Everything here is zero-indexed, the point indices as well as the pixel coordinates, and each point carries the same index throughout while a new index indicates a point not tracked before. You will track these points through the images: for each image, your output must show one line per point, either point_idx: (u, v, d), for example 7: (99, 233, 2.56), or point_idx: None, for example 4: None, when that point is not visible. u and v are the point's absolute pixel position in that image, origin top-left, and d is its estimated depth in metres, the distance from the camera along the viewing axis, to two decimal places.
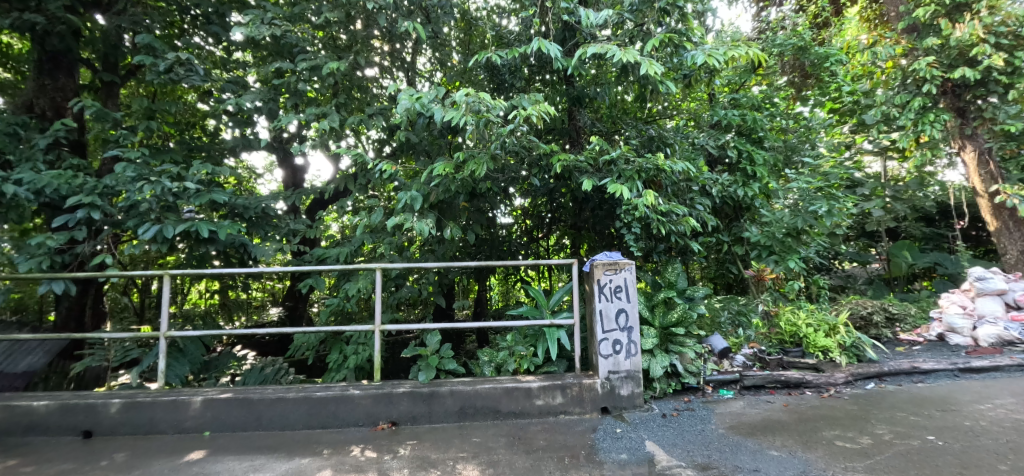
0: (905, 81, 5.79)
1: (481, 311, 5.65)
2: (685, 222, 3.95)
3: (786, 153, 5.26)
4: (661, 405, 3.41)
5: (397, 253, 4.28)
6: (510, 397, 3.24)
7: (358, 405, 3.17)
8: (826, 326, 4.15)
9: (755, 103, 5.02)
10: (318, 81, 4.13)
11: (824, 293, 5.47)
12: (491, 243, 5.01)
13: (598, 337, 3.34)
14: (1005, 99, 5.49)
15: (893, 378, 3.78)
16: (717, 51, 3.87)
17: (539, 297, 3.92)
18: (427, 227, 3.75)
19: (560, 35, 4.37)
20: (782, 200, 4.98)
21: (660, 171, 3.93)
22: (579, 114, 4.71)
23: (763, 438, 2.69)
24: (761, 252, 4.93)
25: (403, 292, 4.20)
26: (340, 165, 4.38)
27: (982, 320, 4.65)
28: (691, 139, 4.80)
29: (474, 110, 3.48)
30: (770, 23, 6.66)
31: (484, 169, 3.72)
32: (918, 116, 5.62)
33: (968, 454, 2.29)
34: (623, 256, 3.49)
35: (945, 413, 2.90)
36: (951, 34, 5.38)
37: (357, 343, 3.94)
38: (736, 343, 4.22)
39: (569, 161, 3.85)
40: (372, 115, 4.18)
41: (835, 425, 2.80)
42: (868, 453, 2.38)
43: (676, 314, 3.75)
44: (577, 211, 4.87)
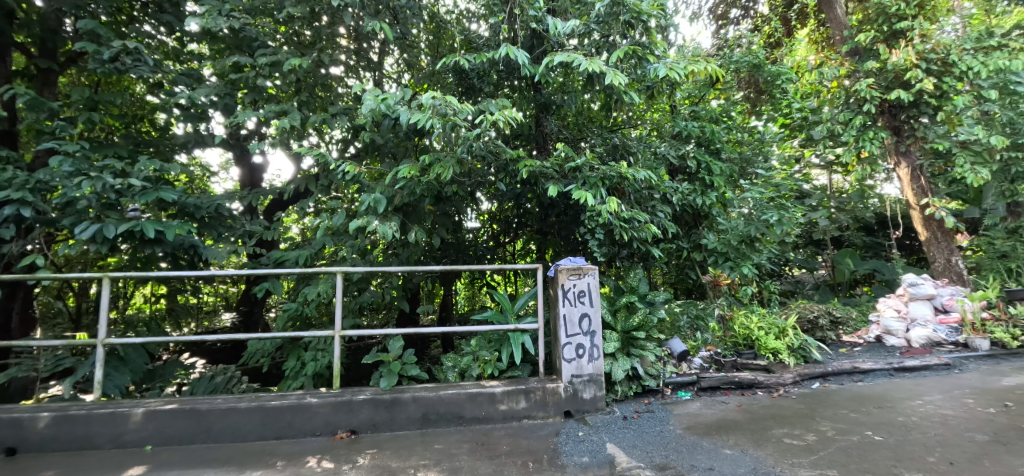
0: (848, 100, 6.22)
1: (447, 315, 5.59)
2: (647, 228, 4.07)
3: (742, 165, 5.49)
4: (622, 408, 3.47)
5: (359, 256, 4.19)
6: (473, 402, 3.22)
7: (316, 414, 3.05)
8: (776, 329, 4.37)
9: (714, 116, 5.23)
10: (279, 78, 3.99)
11: (775, 298, 5.75)
12: (457, 247, 4.97)
13: (562, 341, 3.37)
14: (934, 120, 5.97)
15: (836, 378, 4.01)
16: (678, 65, 4.04)
17: (504, 301, 3.92)
18: (391, 230, 3.68)
19: (529, 42, 4.42)
20: (737, 209, 5.20)
21: (623, 179, 4.03)
22: (546, 121, 4.74)
23: (718, 438, 2.78)
24: (717, 258, 5.13)
25: (366, 296, 4.09)
26: (301, 165, 4.25)
27: (914, 323, 5.02)
28: (653, 149, 4.96)
29: (441, 113, 3.47)
30: (727, 41, 6.98)
31: (451, 172, 3.69)
32: (859, 133, 6.06)
33: (902, 448, 2.45)
34: (587, 261, 3.53)
35: (881, 410, 3.10)
36: (888, 59, 5.85)
37: (316, 349, 3.81)
38: (694, 346, 4.36)
39: (535, 167, 3.88)
40: (335, 115, 4.06)
41: (783, 423, 2.94)
42: (813, 449, 2.50)
43: (638, 318, 3.82)
44: (543, 216, 4.91)
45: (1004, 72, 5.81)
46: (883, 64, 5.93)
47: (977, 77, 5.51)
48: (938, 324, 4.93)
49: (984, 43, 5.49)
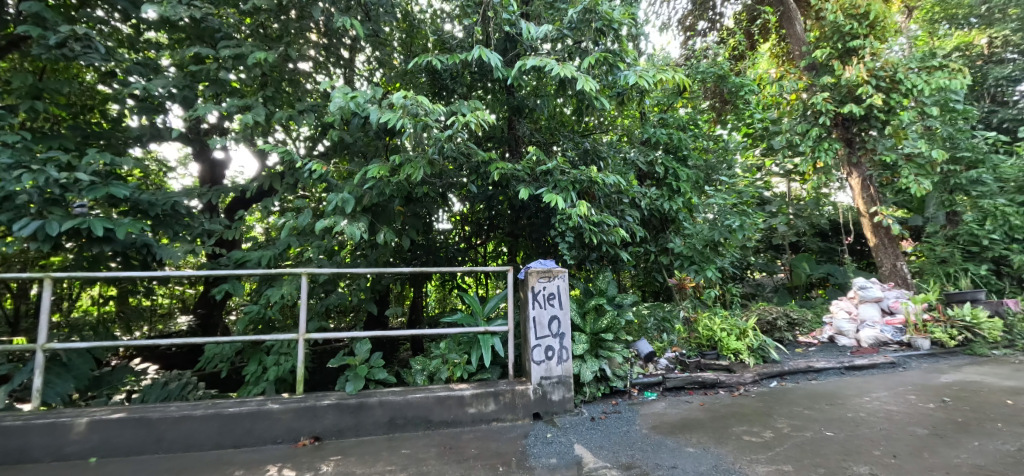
0: (806, 112, 6.55)
1: (417, 318, 5.52)
2: (615, 232, 4.14)
3: (707, 172, 5.66)
4: (590, 409, 3.52)
5: (326, 257, 4.08)
6: (442, 405, 3.18)
7: (277, 421, 2.94)
8: (737, 331, 4.53)
9: (681, 123, 5.39)
10: (244, 71, 3.86)
11: (737, 300, 5.96)
12: (427, 248, 4.92)
13: (531, 344, 3.38)
14: (882, 133, 6.33)
15: (792, 377, 4.20)
16: (648, 73, 4.15)
17: (475, 303, 3.90)
18: (359, 231, 3.61)
19: (502, 45, 4.44)
20: (703, 214, 5.37)
21: (593, 183, 4.10)
22: (518, 124, 4.78)
23: (681, 436, 2.85)
24: (683, 261, 5.28)
25: (332, 298, 3.98)
26: (266, 161, 4.09)
27: (864, 324, 5.30)
28: (623, 154, 5.06)
29: (412, 113, 3.43)
30: (695, 51, 7.21)
31: (422, 173, 3.65)
32: (816, 144, 6.38)
33: (851, 442, 2.58)
34: (557, 264, 3.57)
35: (833, 406, 3.26)
36: (842, 75, 6.19)
37: (279, 353, 3.67)
38: (660, 347, 4.47)
39: (506, 169, 3.88)
40: (302, 111, 3.94)
41: (744, 421, 3.04)
42: (771, 446, 2.60)
43: (606, 320, 3.88)
44: (514, 218, 4.93)
45: (945, 91, 6.24)
46: (837, 80, 6.27)
47: (921, 94, 5.90)
48: (884, 325, 5.22)
49: (927, 63, 5.88)
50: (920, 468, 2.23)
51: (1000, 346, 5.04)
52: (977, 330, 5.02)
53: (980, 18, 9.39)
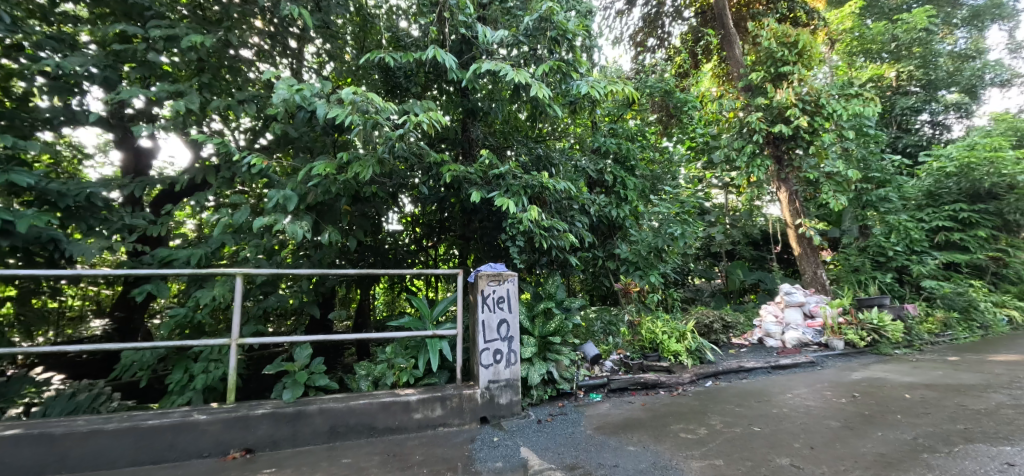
0: (742, 129, 7.04)
1: (363, 321, 5.35)
2: (565, 237, 4.22)
3: (653, 181, 5.91)
4: (537, 411, 3.55)
5: (265, 256, 3.85)
6: (386, 412, 3.09)
7: (204, 433, 2.74)
8: (677, 333, 4.76)
9: (630, 134, 5.60)
10: (178, 55, 3.58)
11: (678, 304, 6.26)
12: (375, 249, 4.79)
13: (480, 347, 3.37)
14: (807, 152, 6.88)
15: (725, 376, 4.46)
16: (599, 84, 4.30)
17: (423, 307, 3.81)
18: (302, 230, 3.43)
19: (457, 47, 4.42)
20: (648, 222, 5.61)
21: (544, 189, 4.17)
22: (472, 127, 4.77)
23: (623, 436, 2.94)
24: (629, 267, 5.47)
25: (270, 301, 3.76)
26: (200, 153, 3.79)
27: (788, 326, 5.74)
28: (574, 162, 5.16)
29: (362, 110, 3.34)
30: (644, 66, 7.55)
31: (371, 172, 3.55)
32: (749, 160, 6.88)
33: (775, 436, 2.77)
34: (507, 268, 3.58)
35: (761, 403, 3.49)
36: (774, 97, 6.73)
37: (208, 359, 3.41)
38: (606, 349, 4.60)
39: (458, 171, 3.86)
40: (242, 101, 3.70)
41: (681, 419, 3.19)
42: (704, 442, 2.74)
43: (554, 323, 3.94)
44: (466, 221, 4.90)
45: (859, 117, 6.90)
46: (769, 101, 6.79)
47: (840, 119, 6.49)
48: (805, 328, 5.68)
49: (846, 91, 6.49)
50: (833, 458, 2.43)
51: (901, 346, 5.61)
52: (882, 332, 5.58)
53: (890, 54, 10.44)
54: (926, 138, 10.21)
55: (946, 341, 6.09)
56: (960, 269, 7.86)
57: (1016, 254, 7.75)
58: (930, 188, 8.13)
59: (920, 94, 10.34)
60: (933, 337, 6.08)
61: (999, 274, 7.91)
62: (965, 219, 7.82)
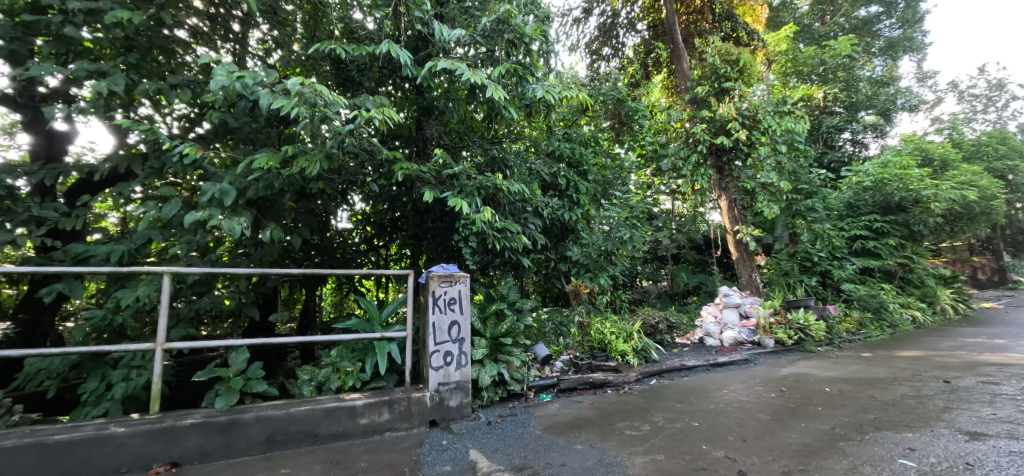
0: (688, 139, 7.42)
1: (308, 323, 5.11)
2: (518, 239, 4.25)
3: (604, 186, 6.09)
4: (487, 413, 3.54)
5: (198, 254, 3.59)
6: (330, 418, 2.96)
7: (122, 447, 2.50)
8: (624, 334, 4.92)
9: (584, 140, 5.74)
10: (102, 30, 3.25)
11: (626, 306, 6.47)
12: (323, 248, 4.60)
13: (430, 349, 3.31)
14: (745, 164, 7.34)
15: (668, 374, 4.66)
16: (554, 89, 4.37)
17: (371, 308, 3.68)
18: (240, 227, 3.23)
19: (413, 43, 4.34)
20: (599, 226, 5.78)
21: (498, 190, 4.17)
22: (426, 125, 4.70)
23: (571, 435, 2.99)
24: (580, 269, 5.59)
25: (203, 302, 3.49)
26: (127, 140, 3.47)
27: (726, 326, 6.08)
28: (529, 165, 5.20)
29: (310, 102, 3.23)
30: (599, 75, 7.77)
31: (318, 167, 3.41)
32: (694, 169, 7.25)
33: (712, 430, 2.92)
34: (459, 269, 3.55)
35: (700, 399, 3.67)
36: (717, 111, 7.13)
37: (129, 366, 3.11)
38: (557, 350, 4.67)
39: (411, 170, 3.79)
40: (176, 85, 3.42)
41: (626, 417, 3.29)
42: (648, 438, 2.84)
43: (506, 325, 3.94)
44: (419, 221, 4.83)
45: (792, 133, 7.43)
46: (713, 114, 7.19)
47: (774, 134, 7.00)
48: (741, 327, 6.03)
49: (780, 108, 7.00)
50: (762, 449, 2.60)
51: (823, 344, 6.10)
52: (807, 331, 6.04)
53: (819, 76, 11.35)
54: (847, 155, 11.22)
55: (860, 339, 6.69)
56: (873, 274, 8.69)
57: (919, 261, 8.69)
58: (850, 200, 8.95)
59: (843, 114, 11.33)
60: (850, 335, 6.66)
61: (905, 278, 8.82)
62: (878, 229, 8.65)
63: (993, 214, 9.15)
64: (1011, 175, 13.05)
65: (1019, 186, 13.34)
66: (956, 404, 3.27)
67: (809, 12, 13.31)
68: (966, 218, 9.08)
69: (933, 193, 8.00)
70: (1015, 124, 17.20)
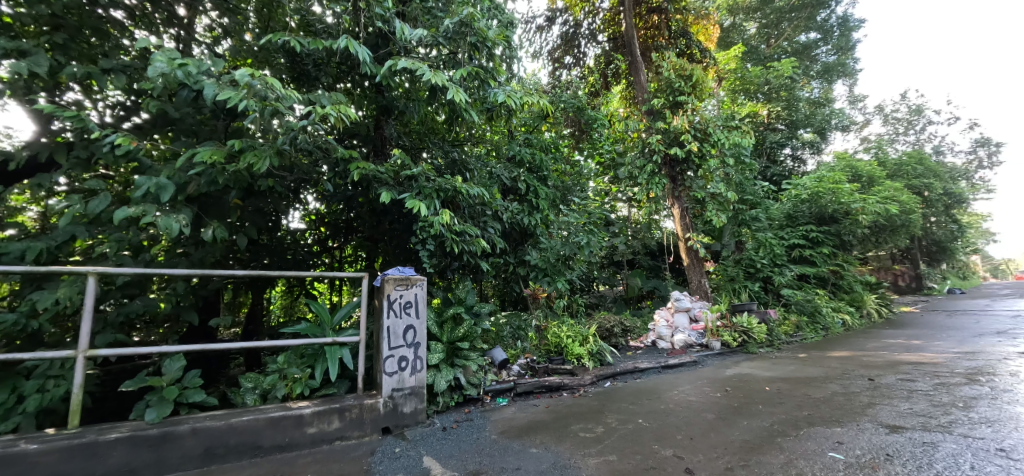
0: (644, 149, 7.69)
1: (254, 328, 4.85)
2: (477, 243, 4.23)
3: (563, 192, 6.18)
4: (442, 419, 3.48)
5: (131, 254, 3.32)
6: (275, 428, 2.82)
7: (33, 466, 2.27)
8: (580, 337, 5.02)
9: (544, 145, 5.81)
10: (25, 5, 2.97)
11: (582, 310, 6.58)
12: (272, 248, 4.37)
13: (384, 354, 3.23)
14: (696, 174, 7.69)
15: (622, 377, 4.77)
16: (515, 94, 4.40)
17: (323, 312, 3.53)
18: (179, 224, 3.02)
19: (373, 40, 4.25)
20: (558, 231, 5.86)
21: (457, 193, 4.14)
22: (386, 125, 4.63)
23: (526, 439, 2.99)
24: (538, 273, 5.64)
25: (135, 305, 3.23)
26: (51, 127, 3.16)
27: (677, 330, 6.32)
28: (489, 168, 5.19)
29: (260, 96, 3.10)
30: (560, 83, 7.91)
31: (267, 163, 3.26)
32: (649, 177, 7.52)
33: (662, 430, 3.02)
34: (415, 272, 3.48)
35: (652, 400, 3.79)
36: (672, 123, 7.42)
37: (45, 376, 2.81)
38: (514, 354, 4.68)
39: (368, 170, 3.69)
40: (109, 70, 3.17)
41: (581, 419, 3.33)
42: (601, 440, 2.89)
43: (463, 329, 3.90)
44: (375, 222, 4.71)
45: (739, 147, 7.85)
46: (668, 126, 7.48)
47: (723, 147, 7.39)
48: (691, 330, 6.28)
49: (729, 122, 7.39)
50: (708, 446, 2.71)
51: (765, 346, 6.46)
52: (750, 334, 6.38)
53: (764, 95, 12.08)
54: (788, 169, 12.01)
55: (797, 340, 7.15)
56: (809, 280, 9.31)
57: (849, 268, 9.39)
58: (790, 211, 9.57)
59: (785, 131, 12.11)
60: (788, 337, 7.11)
61: (837, 285, 9.51)
62: (814, 239, 9.28)
63: (911, 227, 10.05)
64: (926, 192, 14.42)
65: (933, 202, 14.76)
66: (879, 400, 3.56)
67: (756, 34, 14.18)
68: (889, 229, 9.92)
69: (861, 206, 8.67)
70: (930, 147, 19.02)
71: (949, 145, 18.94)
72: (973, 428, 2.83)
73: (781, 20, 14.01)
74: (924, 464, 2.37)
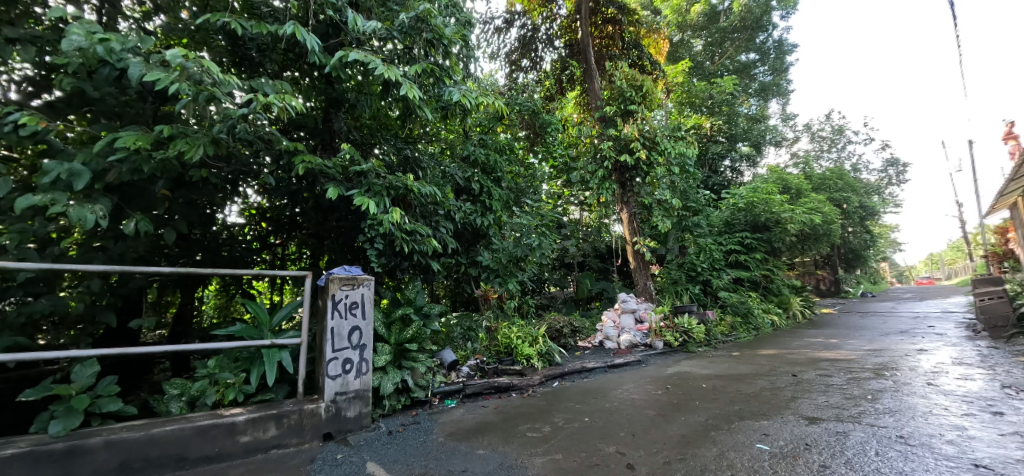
0: (596, 154, 7.89)
1: (183, 330, 4.41)
2: (428, 242, 4.16)
3: (517, 194, 6.22)
4: (388, 423, 3.39)
5: (36, 247, 2.97)
6: (203, 437, 2.62)
7: None
8: (530, 338, 5.07)
9: (499, 147, 5.81)
10: None
11: (533, 311, 6.65)
12: (205, 244, 4.05)
13: (327, 357, 3.10)
14: (644, 181, 7.99)
15: (570, 376, 4.87)
16: (470, 94, 4.38)
17: (261, 313, 3.34)
18: (96, 215, 2.75)
19: (323, 29, 4.09)
20: (510, 232, 5.87)
21: (409, 191, 4.05)
22: (335, 118, 4.43)
23: (474, 440, 2.98)
24: (489, 274, 5.63)
25: (39, 304, 2.88)
26: None
27: (623, 330, 6.55)
28: (443, 167, 5.13)
29: (195, 79, 2.89)
30: (517, 86, 7.97)
31: (202, 152, 3.04)
32: (600, 183, 7.73)
33: (606, 427, 3.10)
34: (362, 271, 3.38)
35: (597, 399, 3.89)
36: (622, 131, 7.69)
37: None
38: (463, 355, 4.65)
39: (313, 164, 3.53)
40: (14, 40, 2.83)
41: (529, 419, 3.36)
42: (548, 439, 2.93)
43: (411, 330, 3.82)
44: (321, 220, 4.53)
45: (684, 157, 8.25)
46: (619, 134, 7.74)
47: (670, 156, 7.74)
48: (636, 331, 6.53)
49: (675, 133, 7.75)
50: (648, 442, 2.82)
51: (703, 345, 6.83)
52: (690, 334, 6.72)
53: (707, 108, 12.78)
54: (727, 180, 12.78)
55: (731, 340, 7.62)
56: (743, 283, 9.95)
57: (778, 273, 10.13)
58: (728, 219, 10.18)
59: (725, 143, 12.87)
60: (723, 337, 7.56)
61: (767, 288, 10.23)
62: (748, 245, 9.93)
63: (832, 236, 10.99)
64: (844, 204, 15.89)
65: (850, 214, 16.26)
66: (801, 394, 3.86)
67: (702, 51, 14.99)
68: (813, 238, 10.79)
69: (790, 216, 9.39)
70: (849, 164, 20.93)
71: (864, 163, 20.92)
72: (878, 417, 3.14)
73: (724, 39, 14.89)
74: (837, 451, 2.59)
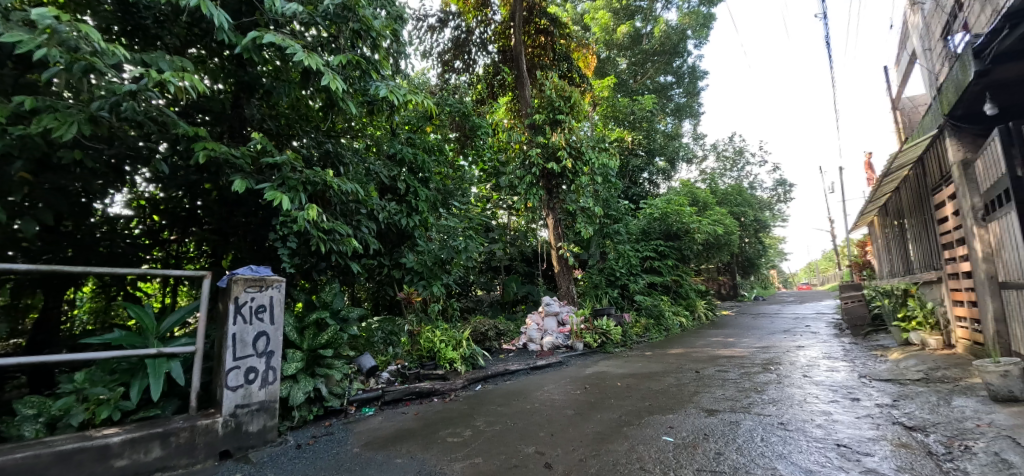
0: (524, 160, 8.03)
1: (46, 339, 3.60)
2: (348, 243, 3.95)
3: (444, 195, 6.14)
4: (297, 435, 3.16)
5: None
6: (65, 464, 2.24)
7: None
8: (453, 342, 5.01)
9: (427, 146, 5.69)
10: None
11: (458, 314, 6.59)
12: (78, 238, 3.49)
13: (227, 366, 2.82)
14: (569, 188, 8.28)
15: (493, 379, 4.89)
16: (398, 90, 4.24)
17: (146, 318, 2.95)
18: None
19: (235, 5, 3.73)
20: (436, 234, 5.78)
21: (328, 187, 3.82)
22: (246, 104, 4.13)
23: (391, 449, 2.87)
24: (414, 277, 5.50)
25: None
26: None
27: (546, 332, 6.72)
28: (366, 164, 4.93)
29: (69, 46, 2.49)
30: (448, 86, 7.92)
31: (76, 131, 2.63)
32: (528, 188, 7.89)
33: (526, 429, 3.14)
34: (272, 272, 3.13)
35: (519, 401, 3.94)
36: (550, 139, 7.91)
37: None
38: (383, 360, 4.49)
39: (217, 152, 3.20)
40: None
41: (449, 424, 3.31)
42: (468, 443, 2.90)
43: (327, 335, 3.60)
44: (226, 214, 4.15)
45: (607, 168, 8.67)
46: (547, 142, 7.95)
47: (593, 166, 8.10)
48: (557, 333, 6.73)
49: (599, 144, 8.12)
50: (566, 441, 2.90)
51: (619, 346, 7.22)
52: (608, 335, 7.06)
53: (629, 123, 13.60)
54: (644, 191, 13.68)
55: (644, 341, 8.14)
56: (656, 288, 10.69)
57: (686, 279, 11.02)
58: (645, 227, 10.88)
59: (644, 157, 13.76)
60: (637, 338, 8.05)
61: (677, 292, 11.07)
62: (662, 252, 10.69)
63: (732, 245, 12.19)
64: (742, 217, 17.71)
65: (747, 227, 18.15)
66: (702, 389, 4.22)
67: (626, 70, 15.95)
68: (717, 247, 11.89)
69: (697, 226, 10.26)
70: (747, 182, 23.37)
71: (760, 182, 23.48)
72: (764, 407, 3.52)
73: (646, 61, 15.96)
74: (730, 440, 2.86)
